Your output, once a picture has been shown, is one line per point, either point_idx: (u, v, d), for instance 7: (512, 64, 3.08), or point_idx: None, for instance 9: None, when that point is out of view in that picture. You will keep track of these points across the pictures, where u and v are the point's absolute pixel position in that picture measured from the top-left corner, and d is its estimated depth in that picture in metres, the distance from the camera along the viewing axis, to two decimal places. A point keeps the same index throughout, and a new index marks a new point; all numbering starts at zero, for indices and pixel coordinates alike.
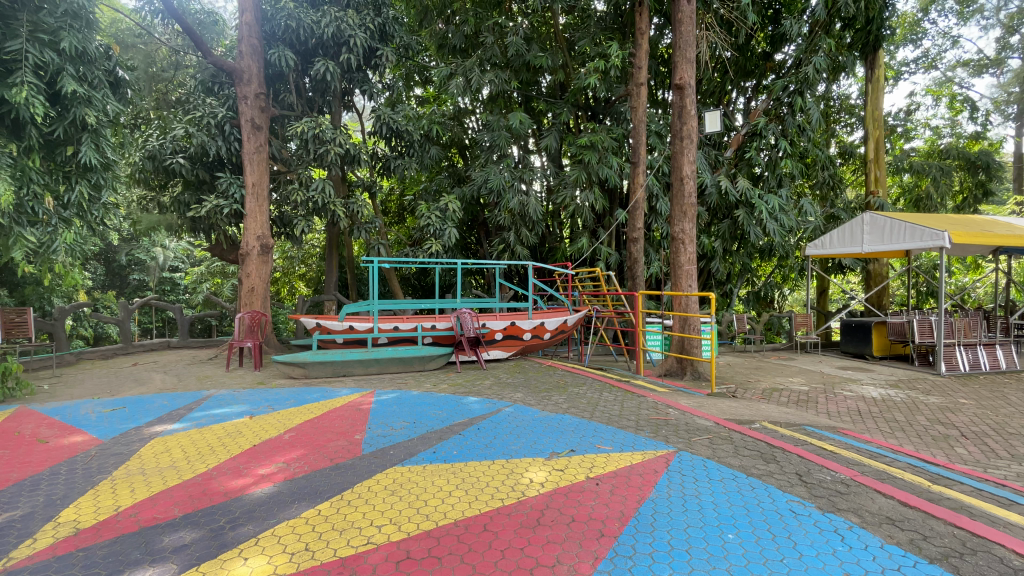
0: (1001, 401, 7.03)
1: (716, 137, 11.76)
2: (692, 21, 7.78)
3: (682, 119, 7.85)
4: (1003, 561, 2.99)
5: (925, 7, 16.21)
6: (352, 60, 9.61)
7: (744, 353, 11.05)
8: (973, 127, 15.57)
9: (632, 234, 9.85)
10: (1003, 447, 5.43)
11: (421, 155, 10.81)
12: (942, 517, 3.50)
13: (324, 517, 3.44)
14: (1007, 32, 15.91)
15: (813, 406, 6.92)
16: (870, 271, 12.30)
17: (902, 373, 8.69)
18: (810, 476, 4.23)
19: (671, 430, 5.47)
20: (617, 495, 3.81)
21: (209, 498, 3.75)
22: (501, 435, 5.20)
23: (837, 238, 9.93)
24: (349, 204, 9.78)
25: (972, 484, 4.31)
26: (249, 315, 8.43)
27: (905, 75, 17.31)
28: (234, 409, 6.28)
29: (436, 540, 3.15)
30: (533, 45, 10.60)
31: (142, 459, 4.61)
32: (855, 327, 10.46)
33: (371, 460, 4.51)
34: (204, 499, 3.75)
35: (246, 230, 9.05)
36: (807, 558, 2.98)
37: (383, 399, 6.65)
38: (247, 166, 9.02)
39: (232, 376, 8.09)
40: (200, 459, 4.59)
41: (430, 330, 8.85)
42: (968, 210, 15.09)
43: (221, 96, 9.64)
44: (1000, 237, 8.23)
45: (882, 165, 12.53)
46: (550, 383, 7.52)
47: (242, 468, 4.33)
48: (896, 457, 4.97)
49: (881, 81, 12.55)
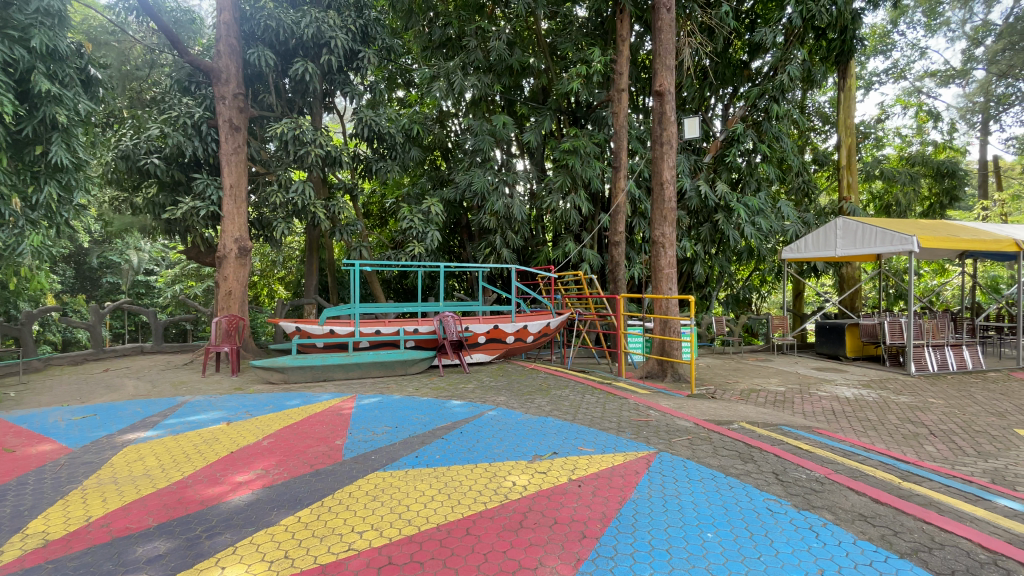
0: (967, 401, 7.29)
1: (695, 143, 11.98)
2: (671, 29, 7.88)
3: (662, 125, 7.97)
4: (970, 555, 3.09)
5: (894, 20, 16.84)
6: (333, 61, 9.48)
7: (723, 355, 11.25)
8: (939, 136, 16.13)
9: (615, 238, 9.93)
10: (970, 445, 5.63)
11: (403, 157, 10.71)
12: (912, 513, 3.61)
13: (305, 524, 3.39)
14: (972, 44, 16.59)
15: (790, 406, 7.09)
16: (844, 275, 12.60)
17: (874, 373, 8.95)
18: (786, 475, 4.32)
19: (653, 431, 5.55)
20: (599, 496, 3.84)
21: (184, 507, 3.67)
22: (483, 439, 5.20)
23: (812, 242, 10.18)
24: (330, 206, 9.63)
25: (940, 481, 4.46)
26: (226, 320, 8.31)
27: (876, 85, 17.87)
28: (209, 416, 6.13)
29: (419, 546, 3.13)
30: (516, 50, 10.64)
31: (114, 468, 4.48)
32: (829, 329, 10.71)
33: (352, 466, 4.46)
34: (180, 507, 3.67)
35: (223, 232, 8.87)
36: (784, 555, 3.05)
37: (364, 404, 6.58)
38: (224, 167, 8.85)
39: (208, 382, 7.91)
40: (176, 467, 4.49)
41: (412, 334, 8.79)
42: (935, 216, 15.62)
43: (198, 96, 9.43)
44: (967, 242, 8.49)
45: (854, 171, 12.83)
46: (533, 387, 7.52)
47: (219, 475, 4.24)
48: (869, 455, 5.11)
49: (853, 90, 12.88)
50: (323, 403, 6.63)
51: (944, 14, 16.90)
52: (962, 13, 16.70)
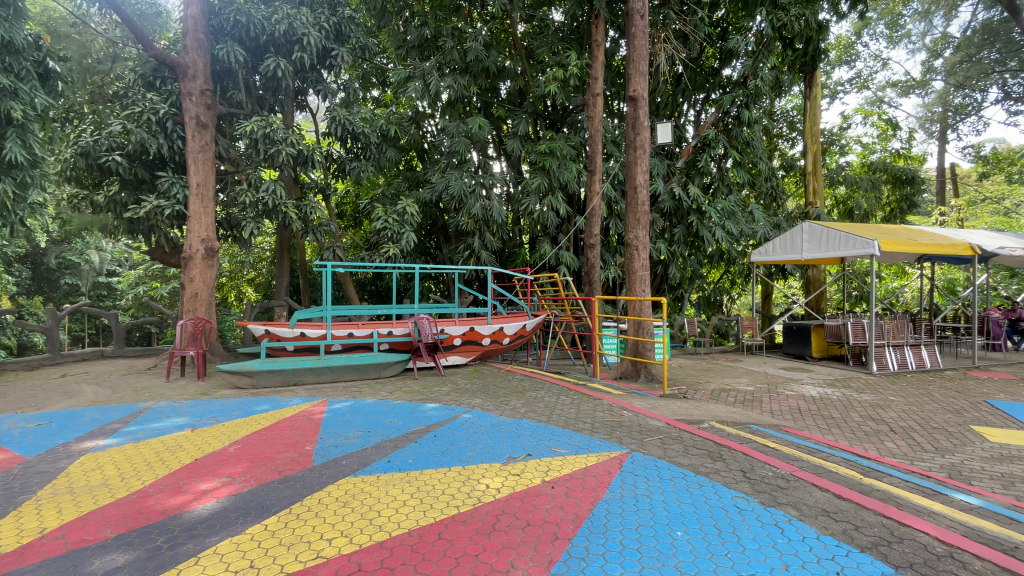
0: (925, 398, 7.60)
1: (668, 148, 12.18)
2: (645, 35, 7.97)
3: (636, 130, 8.07)
4: (927, 548, 3.22)
5: (858, 31, 17.52)
6: (305, 59, 9.26)
7: (694, 356, 11.47)
8: (900, 144, 16.77)
9: (590, 240, 10.03)
10: (928, 441, 5.87)
11: (377, 157, 10.57)
12: (873, 508, 3.75)
13: (272, 533, 3.31)
14: (931, 55, 17.37)
15: (758, 405, 7.26)
16: (809, 277, 12.98)
17: (838, 373, 9.25)
18: (754, 473, 4.43)
19: (625, 431, 5.62)
20: (572, 498, 3.86)
21: (145, 517, 3.54)
22: (457, 442, 5.17)
23: (780, 246, 10.47)
24: (302, 206, 9.43)
25: (899, 476, 4.64)
26: (192, 322, 8.06)
27: (841, 94, 18.52)
28: (173, 422, 5.93)
29: (389, 552, 3.09)
30: (492, 52, 10.64)
31: (70, 478, 4.29)
32: (796, 330, 11.01)
33: (322, 472, 4.38)
34: (140, 518, 3.54)
35: (189, 232, 8.62)
36: (750, 552, 3.13)
37: (335, 408, 6.46)
38: (190, 165, 8.59)
39: (173, 387, 7.65)
40: (136, 475, 4.32)
41: (386, 336, 8.67)
42: (896, 220, 16.23)
43: (163, 91, 9.11)
44: (924, 245, 8.84)
45: (819, 177, 13.25)
46: (508, 389, 7.52)
47: (182, 484, 4.11)
48: (833, 452, 5.28)
49: (818, 99, 13.29)
50: (293, 408, 6.49)
51: (906, 27, 17.74)
52: (922, 26, 17.51)
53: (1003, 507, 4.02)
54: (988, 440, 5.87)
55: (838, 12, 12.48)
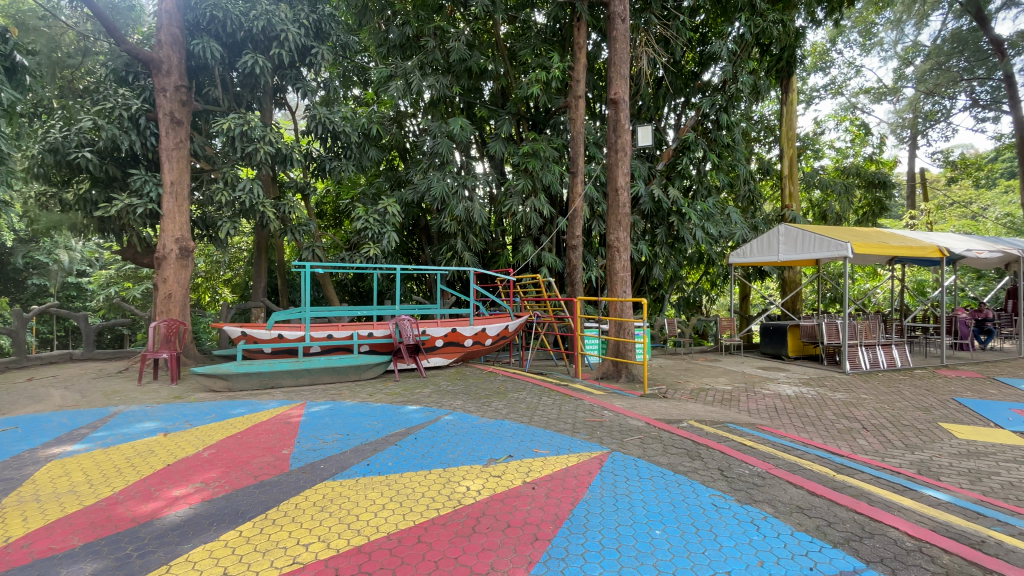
0: (896, 396, 7.83)
1: (649, 151, 12.32)
2: (626, 39, 8.03)
3: (617, 133, 8.13)
4: (898, 543, 3.31)
5: (832, 39, 18.00)
6: (284, 56, 9.08)
7: (674, 355, 11.62)
8: (872, 149, 17.23)
9: (572, 241, 10.08)
10: (898, 438, 6.04)
11: (359, 156, 10.46)
12: (845, 504, 3.84)
13: (247, 539, 3.25)
14: (903, 63, 17.95)
15: (735, 405, 7.39)
16: (786, 278, 13.25)
17: (813, 372, 9.46)
18: (731, 471, 4.50)
19: (606, 431, 5.66)
20: (552, 498, 3.88)
21: (114, 525, 3.44)
22: (438, 444, 5.14)
23: (757, 248, 10.68)
24: (280, 206, 9.27)
25: (871, 473, 4.76)
26: (165, 324, 7.86)
27: (816, 99, 18.98)
28: (144, 427, 5.77)
29: (368, 556, 3.06)
30: (475, 52, 10.61)
31: (36, 485, 4.15)
32: (772, 330, 11.22)
33: (300, 476, 4.31)
34: (109, 525, 3.44)
35: (162, 231, 8.41)
36: (726, 549, 3.18)
37: (314, 411, 6.37)
38: (164, 163, 8.39)
39: (145, 391, 7.45)
40: (106, 482, 4.20)
41: (367, 337, 8.58)
42: (868, 223, 16.66)
43: (136, 87, 8.86)
44: (895, 248, 9.08)
45: (795, 181, 13.54)
46: (490, 390, 7.50)
47: (154, 491, 4.00)
48: (807, 450, 5.39)
49: (794, 104, 13.58)
50: (270, 411, 6.37)
51: (879, 35, 18.31)
52: (893, 35, 18.07)
53: (969, 501, 4.16)
54: (955, 437, 6.06)
55: (813, 19, 12.79)
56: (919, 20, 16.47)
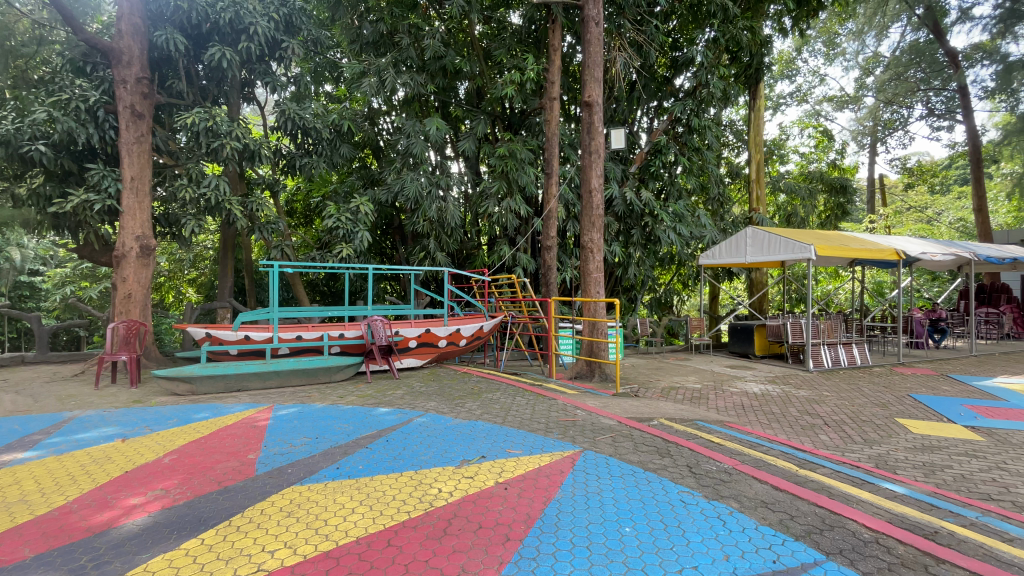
0: (857, 393, 8.14)
1: (622, 153, 12.49)
2: (599, 42, 8.11)
3: (590, 135, 8.21)
4: (855, 534, 3.44)
5: (798, 49, 18.63)
6: (252, 50, 8.84)
7: (646, 355, 11.81)
8: (834, 155, 17.88)
9: (547, 242, 10.13)
10: (858, 433, 6.28)
11: (331, 154, 10.26)
12: (807, 498, 3.97)
13: (209, 547, 3.15)
14: (864, 73, 18.72)
15: (705, 403, 7.55)
16: (752, 279, 13.61)
17: (779, 370, 9.75)
18: (699, 468, 4.60)
19: (578, 431, 5.71)
20: (524, 498, 3.89)
21: (68, 535, 3.30)
22: (410, 446, 5.08)
23: (726, 250, 10.93)
24: (247, 203, 9.01)
25: (832, 467, 4.94)
26: (124, 324, 7.56)
27: (782, 106, 19.60)
28: (100, 433, 5.53)
29: (336, 562, 3.00)
30: (450, 51, 10.57)
31: None
32: (739, 329, 11.52)
33: (266, 481, 4.20)
34: (62, 536, 3.30)
35: (122, 229, 8.08)
36: (694, 545, 3.25)
37: (281, 414, 6.22)
38: (124, 157, 8.06)
39: (103, 395, 7.14)
40: (58, 490, 4.01)
41: (337, 338, 8.43)
42: (830, 226, 17.29)
43: (94, 78, 8.50)
44: (856, 250, 9.43)
45: (762, 185, 13.93)
46: (463, 391, 7.47)
47: (110, 499, 3.85)
48: (773, 446, 5.55)
49: (761, 110, 13.96)
50: (235, 415, 6.19)
51: (841, 46, 19.11)
52: (855, 46, 18.85)
53: (923, 494, 4.35)
54: (911, 432, 6.34)
55: (780, 28, 13.23)
56: (880, 32, 17.12)
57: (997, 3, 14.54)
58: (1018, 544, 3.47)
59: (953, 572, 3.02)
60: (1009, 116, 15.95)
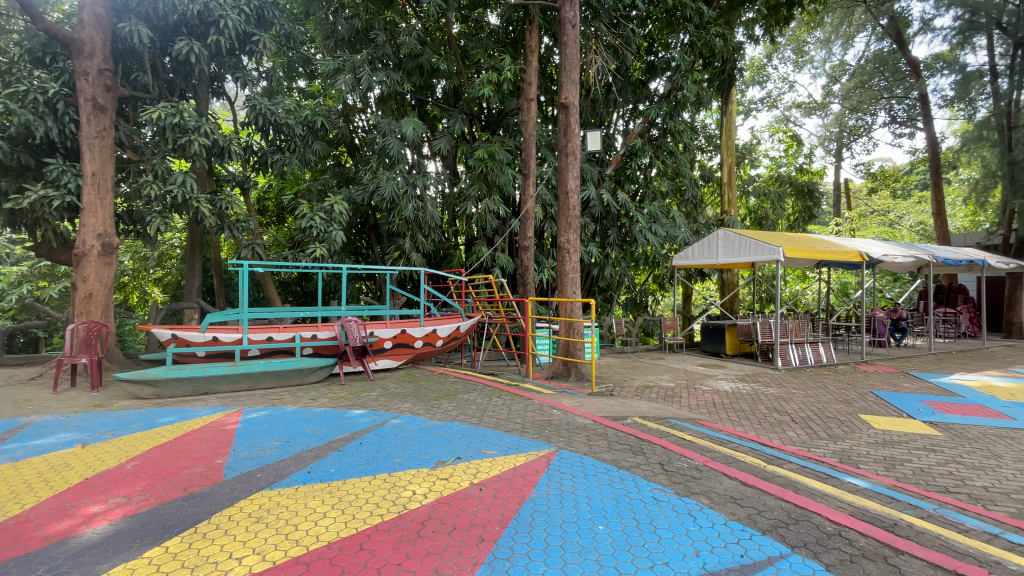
0: (822, 391, 8.41)
1: (598, 155, 12.60)
2: (576, 44, 8.16)
3: (567, 136, 8.26)
4: (819, 528, 3.56)
5: (768, 56, 19.12)
6: (222, 43, 8.60)
7: (621, 354, 11.95)
8: (803, 160, 18.40)
9: (524, 243, 10.16)
10: (823, 429, 6.49)
11: (303, 151, 10.05)
12: (774, 493, 4.09)
13: (174, 555, 3.06)
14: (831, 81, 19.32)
15: (678, 401, 7.69)
16: (724, 280, 13.92)
17: (749, 369, 10.00)
18: (671, 465, 4.68)
19: (554, 430, 5.74)
20: (499, 499, 3.90)
21: (23, 545, 3.16)
22: (384, 448, 5.03)
23: (698, 251, 11.13)
24: (216, 201, 8.77)
25: (799, 463, 5.09)
26: (85, 326, 7.27)
27: (754, 111, 20.10)
28: (57, 438, 5.30)
29: (306, 567, 2.95)
30: (427, 49, 10.51)
31: None
32: (711, 329, 11.77)
33: (234, 486, 4.09)
34: (17, 546, 3.16)
35: (82, 226, 7.76)
36: (665, 541, 3.30)
37: (250, 418, 6.07)
38: (84, 152, 7.74)
39: (62, 399, 6.85)
40: (13, 498, 3.84)
41: (310, 340, 8.29)
42: (798, 229, 17.80)
43: (54, 69, 8.14)
44: (823, 252, 9.72)
45: (733, 188, 14.25)
46: (439, 392, 7.44)
47: (69, 507, 3.69)
48: (742, 443, 5.68)
49: (733, 115, 14.26)
50: (202, 419, 6.01)
51: (809, 53, 19.68)
52: (822, 54, 19.44)
53: (885, 487, 4.53)
54: (873, 427, 6.58)
55: (751, 35, 13.56)
56: (846, 40, 17.68)
57: (956, 16, 15.16)
58: (972, 535, 3.63)
59: (910, 563, 3.14)
60: (966, 124, 16.67)
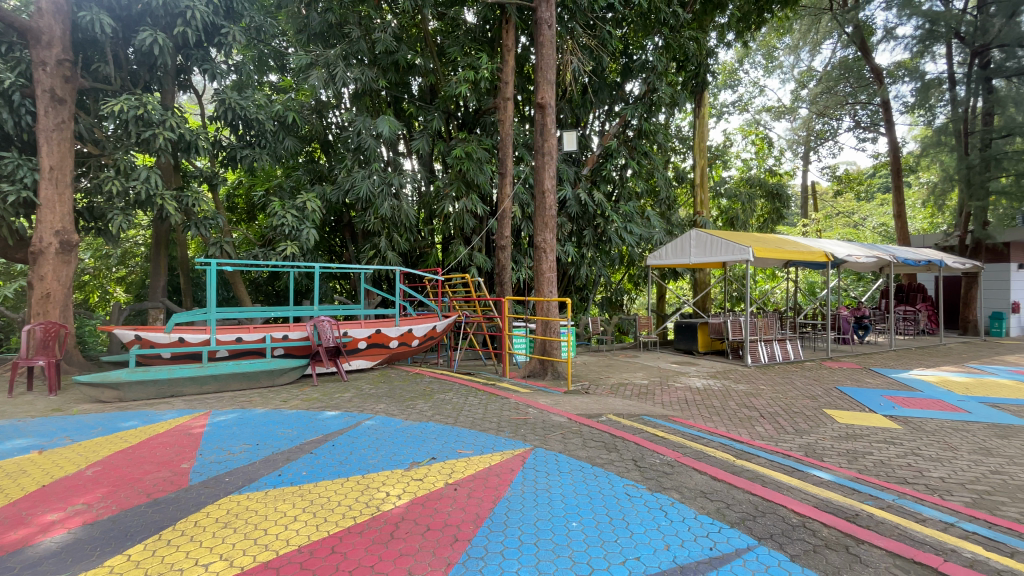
0: (790, 386, 8.66)
1: (575, 155, 12.67)
2: (552, 44, 8.17)
3: (543, 137, 8.29)
4: (785, 520, 3.66)
5: (740, 60, 19.55)
6: (189, 35, 8.29)
7: (597, 352, 12.07)
8: (773, 163, 18.88)
9: (501, 242, 10.16)
10: (790, 424, 6.69)
11: (274, 146, 9.83)
12: (742, 487, 4.19)
13: (137, 563, 2.96)
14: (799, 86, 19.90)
15: (651, 398, 7.81)
16: (697, 279, 14.22)
17: (720, 366, 10.23)
18: (644, 461, 4.75)
19: (529, 429, 5.75)
20: (473, 498, 3.89)
21: None
22: (358, 450, 4.96)
23: (671, 250, 11.32)
24: (183, 198, 8.50)
25: (768, 457, 5.22)
26: (42, 327, 6.97)
27: (726, 114, 20.55)
28: (10, 444, 5.06)
29: (276, 572, 2.89)
30: (402, 46, 10.41)
31: None
32: (684, 327, 11.99)
33: (201, 491, 3.98)
34: None
35: (38, 222, 7.43)
36: (637, 536, 3.35)
37: (218, 420, 5.91)
38: (41, 145, 7.40)
39: (17, 404, 6.54)
40: None
41: (281, 341, 8.14)
42: (767, 229, 18.26)
43: (8, 58, 7.74)
44: (790, 252, 9.98)
45: (705, 189, 14.54)
46: (414, 392, 7.37)
47: (24, 516, 3.53)
48: (713, 438, 5.81)
49: (706, 117, 14.52)
50: (166, 422, 5.83)
51: (778, 59, 20.21)
52: (791, 60, 20.00)
53: (848, 479, 4.69)
54: (837, 422, 6.81)
55: (722, 40, 13.84)
56: (813, 47, 18.19)
57: (917, 25, 15.72)
58: (928, 524, 3.80)
59: (871, 551, 3.26)
60: (925, 130, 17.35)
